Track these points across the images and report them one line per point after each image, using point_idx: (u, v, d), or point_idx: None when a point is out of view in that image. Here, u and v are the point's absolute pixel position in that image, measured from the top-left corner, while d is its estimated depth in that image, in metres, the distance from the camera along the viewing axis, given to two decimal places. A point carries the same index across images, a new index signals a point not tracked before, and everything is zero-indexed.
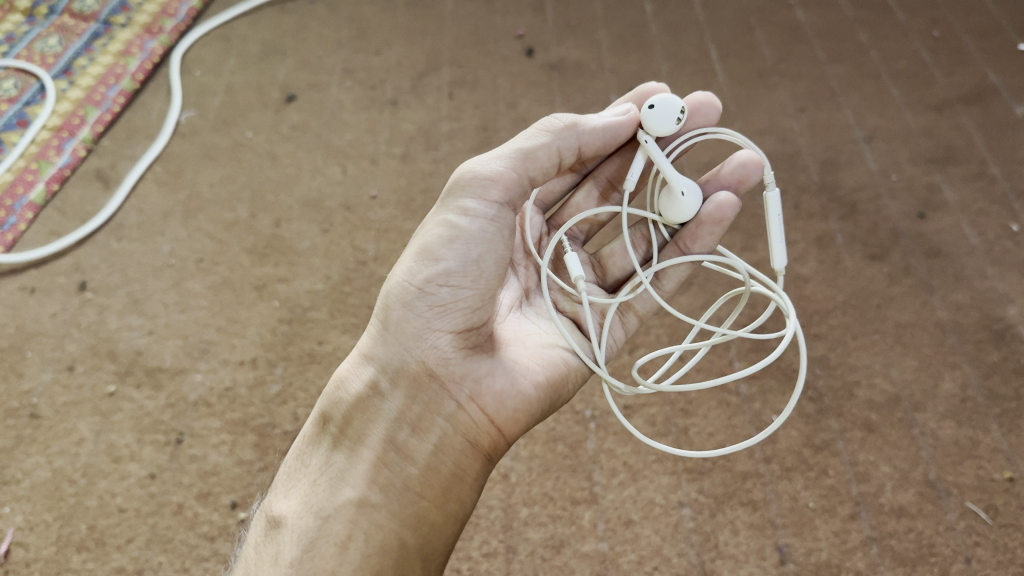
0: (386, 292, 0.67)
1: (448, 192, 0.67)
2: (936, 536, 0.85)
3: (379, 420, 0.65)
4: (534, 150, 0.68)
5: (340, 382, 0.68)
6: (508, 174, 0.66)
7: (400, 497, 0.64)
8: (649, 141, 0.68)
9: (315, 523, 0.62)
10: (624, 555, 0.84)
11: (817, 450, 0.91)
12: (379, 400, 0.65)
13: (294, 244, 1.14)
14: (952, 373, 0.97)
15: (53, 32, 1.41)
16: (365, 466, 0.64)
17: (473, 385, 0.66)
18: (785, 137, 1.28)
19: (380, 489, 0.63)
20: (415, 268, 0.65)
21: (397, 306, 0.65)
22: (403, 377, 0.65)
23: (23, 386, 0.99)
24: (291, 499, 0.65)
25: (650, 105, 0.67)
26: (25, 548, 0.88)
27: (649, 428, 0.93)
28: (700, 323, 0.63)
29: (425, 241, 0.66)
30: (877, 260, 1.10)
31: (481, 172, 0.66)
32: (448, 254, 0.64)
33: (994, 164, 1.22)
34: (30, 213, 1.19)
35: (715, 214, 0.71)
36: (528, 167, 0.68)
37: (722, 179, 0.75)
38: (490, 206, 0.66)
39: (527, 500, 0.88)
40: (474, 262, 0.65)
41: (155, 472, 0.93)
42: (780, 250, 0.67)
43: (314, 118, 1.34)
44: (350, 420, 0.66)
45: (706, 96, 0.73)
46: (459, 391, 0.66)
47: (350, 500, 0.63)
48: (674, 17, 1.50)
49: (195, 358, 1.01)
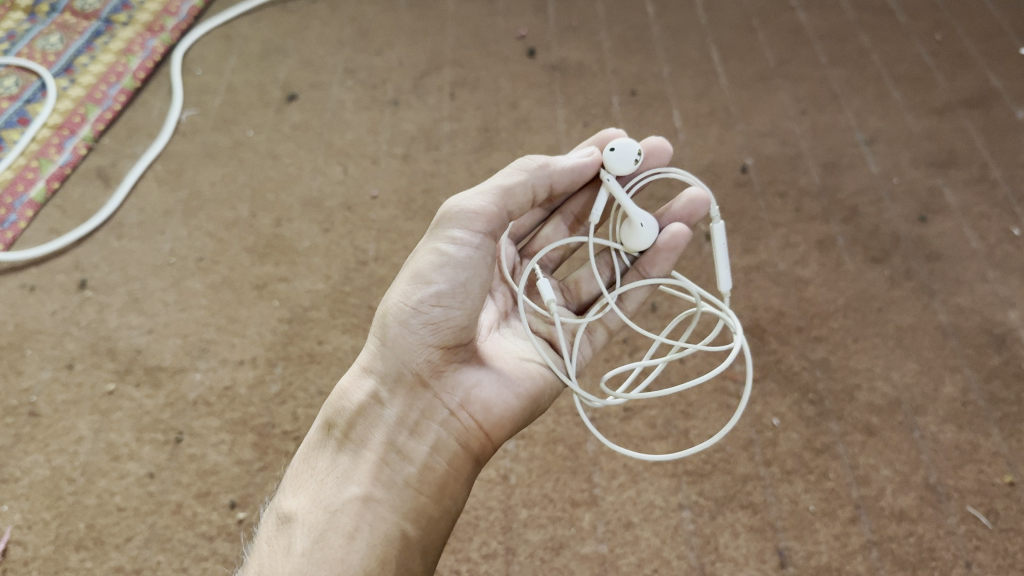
0: (382, 310, 0.67)
1: (437, 222, 0.67)
2: (936, 540, 0.85)
3: (380, 425, 0.66)
4: (512, 188, 0.68)
5: (340, 392, 0.68)
6: (491, 209, 0.66)
7: (403, 492, 0.64)
8: (610, 179, 0.70)
9: (323, 516, 0.62)
10: (624, 558, 0.84)
11: (817, 453, 0.91)
12: (380, 407, 0.67)
13: (294, 244, 1.14)
14: (952, 377, 0.97)
15: (54, 30, 1.41)
16: (368, 465, 0.65)
17: (463, 393, 0.67)
18: (786, 139, 1.28)
19: (384, 485, 0.64)
20: (408, 291, 0.65)
21: (393, 323, 0.66)
22: (401, 385, 0.67)
23: (22, 384, 0.99)
24: (298, 498, 0.65)
25: (612, 148, 0.69)
26: (23, 547, 0.88)
27: (650, 430, 0.92)
28: (659, 339, 0.65)
29: (417, 265, 0.66)
30: (878, 263, 1.10)
31: (465, 206, 0.66)
32: (439, 277, 0.65)
33: (996, 167, 1.22)
34: (30, 211, 1.19)
35: (670, 242, 0.74)
36: (507, 203, 0.68)
37: (673, 214, 0.77)
38: (475, 236, 0.66)
39: (527, 501, 0.87)
40: (464, 284, 0.65)
41: (154, 472, 0.92)
42: (725, 275, 0.68)
43: (315, 117, 1.33)
44: (352, 425, 0.66)
45: (660, 139, 0.74)
46: (451, 398, 0.67)
47: (355, 496, 0.63)
48: (676, 19, 1.50)
49: (194, 358, 1.01)
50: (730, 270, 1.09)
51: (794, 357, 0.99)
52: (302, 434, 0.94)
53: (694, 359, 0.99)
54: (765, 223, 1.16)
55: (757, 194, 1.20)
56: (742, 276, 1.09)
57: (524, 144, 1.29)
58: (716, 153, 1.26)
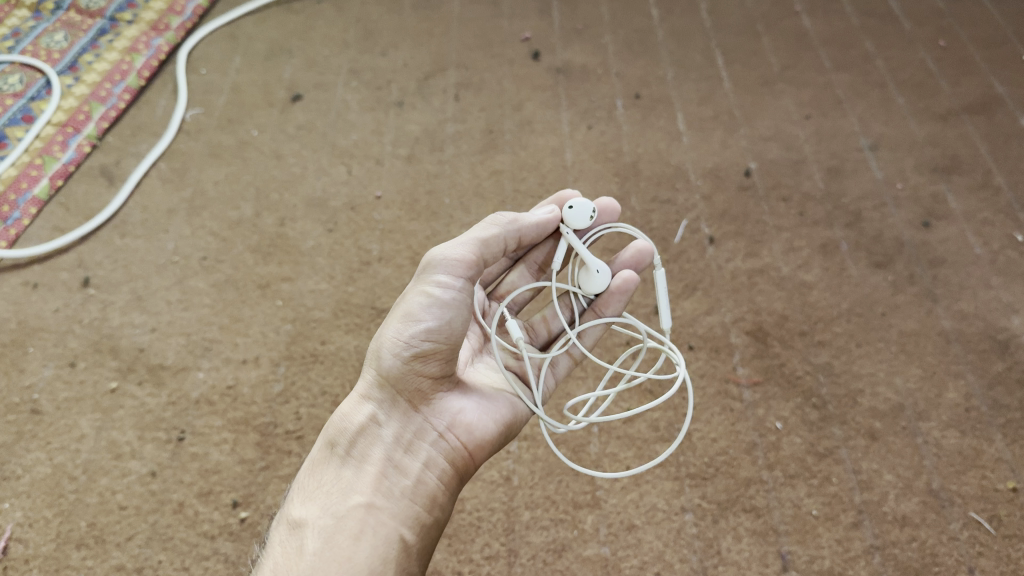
0: (376, 341, 0.69)
1: (422, 267, 0.68)
2: (939, 546, 0.85)
3: (378, 442, 0.67)
4: (489, 239, 0.69)
5: (338, 414, 0.69)
6: (472, 259, 0.68)
7: (403, 501, 0.65)
8: (569, 234, 0.73)
9: (330, 522, 0.62)
10: (627, 560, 0.84)
11: (820, 457, 0.91)
12: (377, 427, 0.68)
13: (298, 243, 1.14)
14: (956, 383, 0.97)
15: (58, 28, 1.42)
16: (369, 477, 0.65)
17: (450, 416, 0.69)
18: (790, 144, 1.28)
19: (385, 495, 0.65)
20: (400, 324, 0.67)
21: (388, 353, 0.67)
22: (397, 409, 0.69)
23: (23, 382, 0.99)
24: (305, 506, 0.64)
25: (569, 206, 0.73)
26: (24, 545, 0.86)
27: (653, 432, 0.92)
28: (615, 369, 0.67)
29: (407, 303, 0.68)
30: (881, 268, 1.10)
31: (448, 255, 0.67)
32: (427, 315, 0.66)
33: (999, 174, 1.22)
34: (34, 208, 1.18)
35: (622, 285, 0.76)
36: (484, 254, 0.69)
37: (622, 262, 0.80)
38: (457, 280, 0.67)
39: (529, 503, 0.87)
40: (448, 323, 0.66)
41: (156, 470, 0.92)
42: (667, 316, 0.73)
43: (319, 117, 1.34)
44: (351, 442, 0.67)
45: (610, 199, 0.78)
46: (439, 421, 0.69)
47: (359, 503, 0.63)
48: (680, 23, 1.50)
49: (197, 356, 1.01)
50: (734, 273, 1.09)
51: (798, 361, 0.99)
52: (304, 434, 0.94)
53: (697, 362, 0.99)
54: (769, 227, 1.16)
55: (760, 198, 1.20)
56: (746, 279, 1.09)
57: (529, 146, 1.29)
58: (720, 157, 1.26)
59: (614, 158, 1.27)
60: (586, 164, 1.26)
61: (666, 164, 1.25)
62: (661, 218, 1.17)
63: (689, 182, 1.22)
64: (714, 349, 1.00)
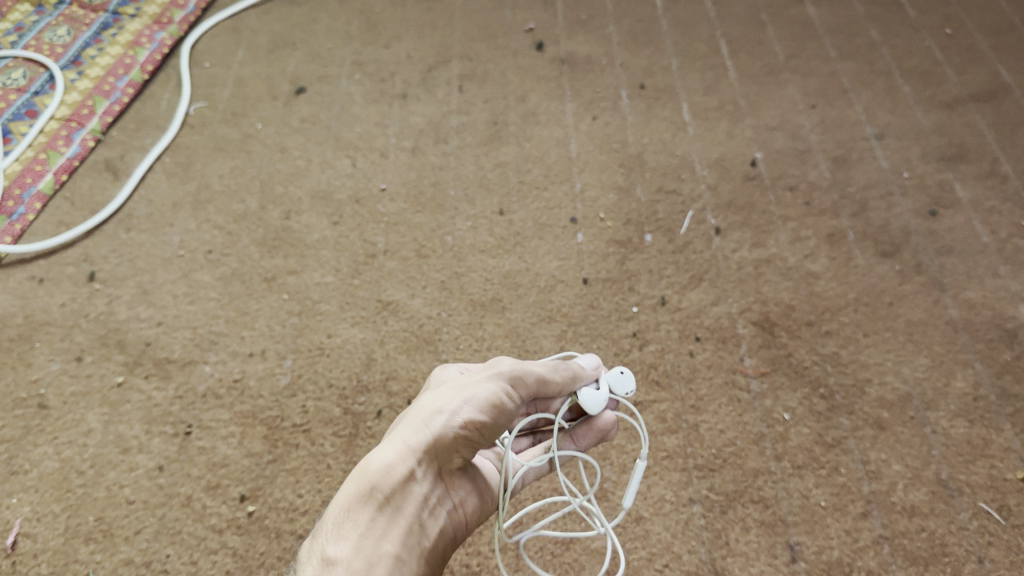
0: (432, 408, 0.65)
1: (491, 371, 0.68)
2: (949, 536, 0.84)
3: (413, 499, 0.61)
4: (547, 377, 0.70)
5: (370, 460, 0.62)
6: (540, 378, 0.70)
7: (422, 568, 0.59)
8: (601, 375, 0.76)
9: (364, 571, 0.54)
10: (634, 552, 0.83)
11: (828, 447, 0.90)
12: (415, 483, 0.62)
13: (303, 236, 1.14)
14: (964, 372, 0.97)
15: (62, 22, 1.42)
16: (400, 532, 0.59)
17: (461, 497, 0.67)
18: (796, 133, 1.28)
19: (410, 555, 0.58)
20: (467, 402, 0.64)
21: (445, 424, 0.63)
22: (433, 471, 0.64)
23: (30, 376, 0.98)
24: (337, 545, 0.56)
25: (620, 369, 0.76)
26: (32, 540, 0.85)
27: (660, 424, 0.92)
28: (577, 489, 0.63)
29: (471, 389, 0.66)
30: (888, 258, 1.09)
31: (523, 371, 0.68)
32: (491, 409, 0.65)
33: (1006, 162, 1.22)
34: (39, 203, 1.18)
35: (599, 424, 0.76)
36: (546, 383, 0.70)
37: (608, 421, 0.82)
38: (519, 392, 0.68)
39: (536, 496, 0.89)
40: (503, 418, 0.66)
41: (164, 464, 0.91)
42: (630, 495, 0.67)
43: (323, 110, 1.34)
44: (392, 492, 0.60)
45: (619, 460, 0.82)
46: (455, 498, 0.66)
47: (393, 555, 0.57)
48: (684, 13, 1.50)
49: (204, 350, 1.01)
50: (740, 263, 1.09)
51: (805, 351, 0.99)
52: (311, 427, 0.93)
53: (704, 353, 0.99)
54: (775, 217, 1.15)
55: (766, 188, 1.19)
56: (752, 269, 1.08)
57: (533, 138, 1.29)
58: (726, 147, 1.26)
59: (619, 149, 1.26)
60: (592, 155, 1.26)
61: (672, 155, 1.25)
62: (666, 209, 1.17)
63: (695, 173, 1.22)
64: (721, 340, 1.00)
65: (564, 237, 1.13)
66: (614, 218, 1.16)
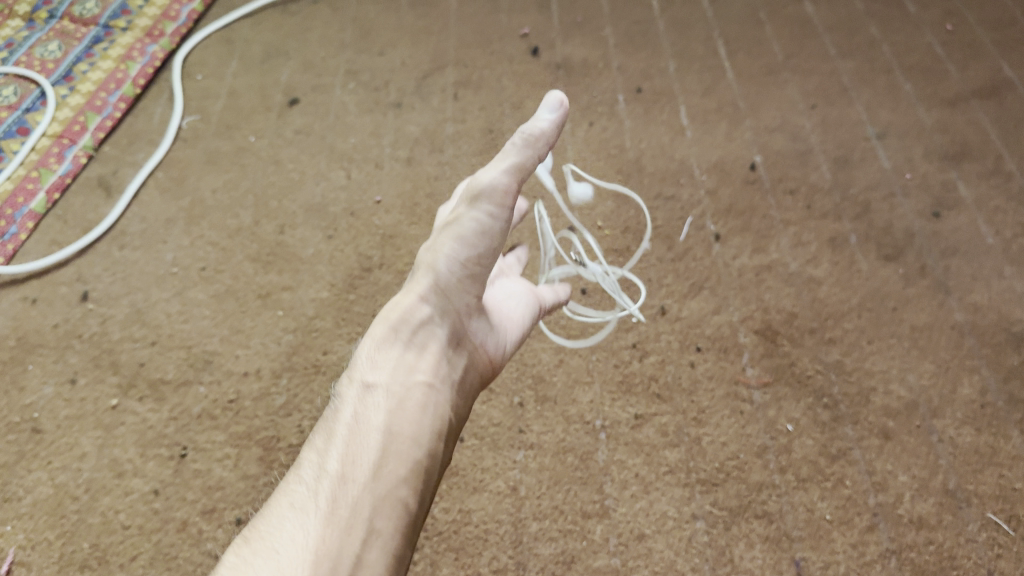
0: (399, 296, 0.62)
1: (449, 220, 0.64)
2: (957, 548, 0.82)
3: (386, 384, 0.57)
4: (525, 164, 0.60)
5: (346, 374, 0.58)
6: (498, 183, 0.60)
7: (426, 422, 0.56)
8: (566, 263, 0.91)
9: (345, 454, 0.52)
10: (637, 571, 0.82)
11: (833, 459, 0.88)
12: (386, 373, 0.57)
13: (298, 251, 1.13)
14: (970, 378, 0.95)
15: (53, 37, 1.41)
16: (384, 410, 0.55)
17: (458, 364, 0.62)
18: (796, 134, 1.26)
19: (408, 424, 0.55)
20: (431, 277, 0.62)
21: (411, 304, 0.61)
22: (407, 353, 0.59)
23: (24, 400, 0.97)
24: (317, 448, 0.53)
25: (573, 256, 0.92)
26: (26, 568, 0.84)
27: (662, 437, 0.90)
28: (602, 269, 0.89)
29: (436, 263, 0.62)
30: (891, 261, 1.08)
31: (479, 184, 0.61)
32: (451, 270, 0.62)
33: (1011, 160, 1.20)
34: (31, 223, 1.17)
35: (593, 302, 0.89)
36: (507, 220, 0.62)
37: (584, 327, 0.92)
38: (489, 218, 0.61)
39: (537, 514, 0.85)
40: (469, 260, 0.62)
41: (159, 488, 0.89)
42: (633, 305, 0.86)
43: (317, 120, 1.32)
44: (414, 331, 0.60)
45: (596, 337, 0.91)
46: (453, 353, 0.62)
47: (377, 434, 0.53)
48: (681, 12, 1.48)
49: (198, 370, 0.99)
50: (741, 270, 1.07)
51: (808, 360, 0.97)
52: None
53: (705, 364, 0.97)
54: (776, 221, 1.14)
55: (766, 192, 1.18)
56: (753, 276, 1.07)
57: None
58: (725, 150, 1.24)
59: (617, 154, 1.25)
60: (589, 161, 1.24)
61: (670, 159, 1.23)
62: (665, 215, 1.15)
63: (694, 177, 1.20)
64: (722, 350, 0.98)
65: (561, 246, 1.12)
66: (613, 226, 1.14)
